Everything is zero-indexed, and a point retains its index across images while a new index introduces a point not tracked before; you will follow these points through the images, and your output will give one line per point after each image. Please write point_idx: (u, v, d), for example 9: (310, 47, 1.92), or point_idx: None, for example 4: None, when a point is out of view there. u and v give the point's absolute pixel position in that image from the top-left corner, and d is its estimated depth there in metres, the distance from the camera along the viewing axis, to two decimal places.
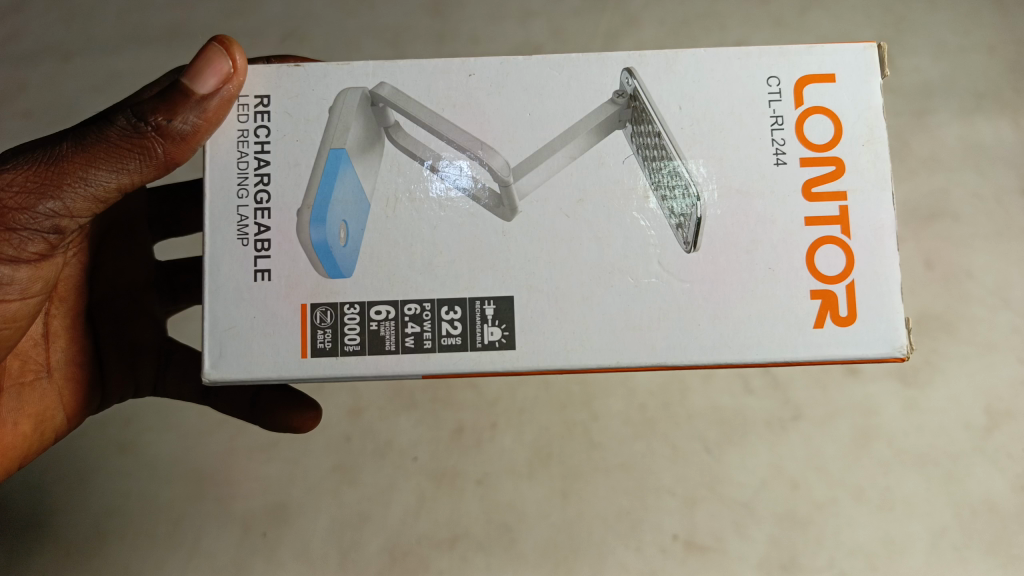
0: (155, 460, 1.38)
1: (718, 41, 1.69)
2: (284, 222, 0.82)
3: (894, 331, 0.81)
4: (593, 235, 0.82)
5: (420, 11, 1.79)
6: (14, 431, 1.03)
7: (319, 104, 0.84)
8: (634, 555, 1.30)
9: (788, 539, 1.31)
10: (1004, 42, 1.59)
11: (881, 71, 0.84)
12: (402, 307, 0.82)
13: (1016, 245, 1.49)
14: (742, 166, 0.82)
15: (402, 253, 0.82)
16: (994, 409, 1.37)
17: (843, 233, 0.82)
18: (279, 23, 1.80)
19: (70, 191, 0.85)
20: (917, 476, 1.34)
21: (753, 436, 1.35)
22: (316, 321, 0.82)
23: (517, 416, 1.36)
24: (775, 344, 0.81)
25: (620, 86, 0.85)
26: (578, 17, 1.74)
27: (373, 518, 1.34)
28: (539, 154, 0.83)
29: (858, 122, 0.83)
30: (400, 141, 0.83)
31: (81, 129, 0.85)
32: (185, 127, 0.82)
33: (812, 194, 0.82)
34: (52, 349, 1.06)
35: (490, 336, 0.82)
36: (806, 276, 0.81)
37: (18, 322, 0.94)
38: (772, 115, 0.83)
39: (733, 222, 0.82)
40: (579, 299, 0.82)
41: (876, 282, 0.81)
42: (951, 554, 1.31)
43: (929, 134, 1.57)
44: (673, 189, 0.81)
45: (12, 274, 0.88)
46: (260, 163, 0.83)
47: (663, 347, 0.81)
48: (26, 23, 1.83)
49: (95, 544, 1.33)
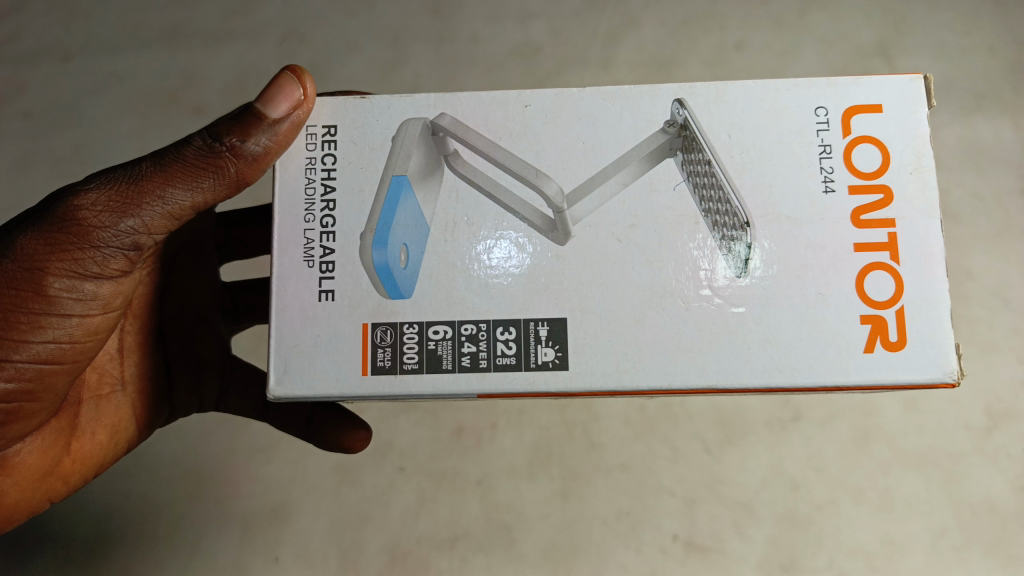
0: (155, 460, 1.39)
1: (719, 41, 1.70)
2: (347, 245, 0.83)
3: (943, 356, 0.80)
4: (647, 260, 0.83)
5: (421, 11, 1.79)
6: (92, 441, 1.05)
7: (383, 134, 0.86)
8: (635, 556, 1.30)
9: (789, 540, 1.31)
10: (1003, 43, 1.61)
11: (927, 102, 0.84)
12: (460, 327, 0.83)
13: (1015, 246, 1.50)
14: (792, 193, 0.83)
15: (459, 275, 0.83)
16: (994, 409, 1.38)
17: (892, 258, 0.81)
18: (281, 23, 1.80)
19: (148, 209, 0.88)
20: (917, 476, 1.35)
21: (754, 436, 1.36)
22: (377, 340, 0.83)
23: (517, 416, 1.37)
24: (826, 367, 0.80)
25: (671, 116, 0.86)
26: (579, 16, 1.75)
27: (373, 519, 1.34)
28: (593, 180, 0.84)
29: (904, 151, 0.83)
30: (459, 168, 0.87)
31: (160, 151, 0.88)
32: (257, 149, 0.85)
33: (860, 221, 0.82)
34: (126, 364, 1.08)
35: (544, 356, 0.82)
36: (856, 300, 0.81)
37: (100, 335, 0.94)
38: (821, 143, 0.84)
39: (783, 248, 0.82)
40: (633, 322, 0.82)
41: (925, 307, 0.81)
42: (951, 555, 1.31)
43: (930, 134, 1.58)
44: (722, 215, 0.82)
45: (95, 290, 0.90)
46: (326, 190, 0.85)
47: (715, 370, 0.81)
48: (27, 24, 1.83)
49: (94, 545, 1.32)
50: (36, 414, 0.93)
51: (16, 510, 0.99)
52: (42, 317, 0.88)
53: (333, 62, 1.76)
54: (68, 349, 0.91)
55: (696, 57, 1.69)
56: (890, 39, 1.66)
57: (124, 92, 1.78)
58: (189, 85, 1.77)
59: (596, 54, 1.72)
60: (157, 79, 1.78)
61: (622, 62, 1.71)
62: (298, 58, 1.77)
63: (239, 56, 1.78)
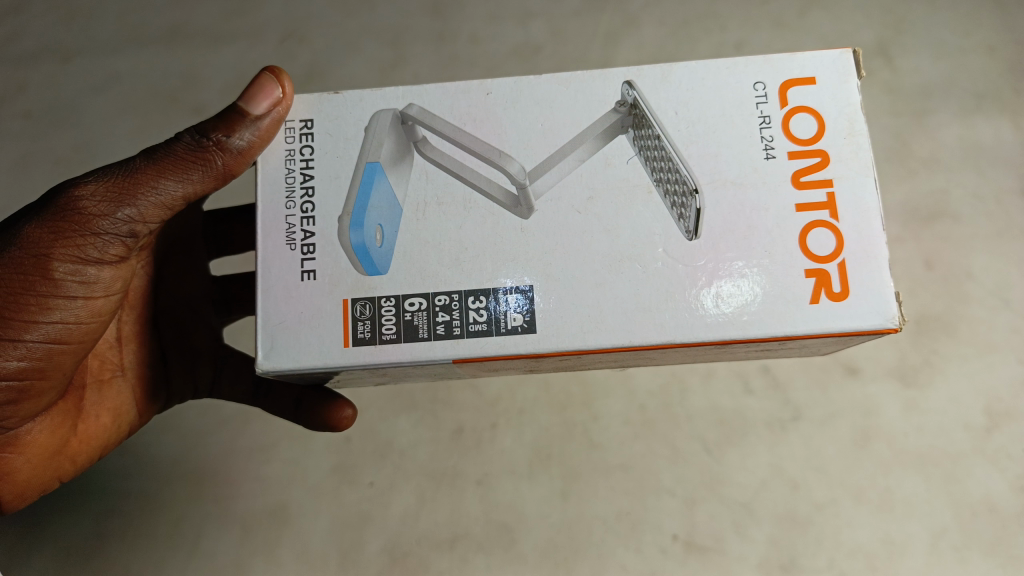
0: (155, 460, 1.38)
1: (719, 41, 1.70)
2: (327, 229, 0.87)
3: (885, 303, 0.83)
4: (604, 228, 0.86)
5: (422, 12, 1.79)
6: (97, 423, 1.09)
7: (356, 124, 0.90)
8: (635, 556, 1.30)
9: (788, 540, 1.31)
10: (1003, 43, 1.61)
11: (857, 73, 0.88)
12: (433, 298, 0.85)
13: (1016, 246, 1.50)
14: (735, 161, 0.86)
15: (431, 251, 0.86)
16: (994, 409, 1.37)
17: (832, 216, 0.85)
18: (282, 23, 1.81)
19: (143, 199, 0.91)
20: (917, 476, 1.34)
21: (754, 436, 1.36)
22: (356, 313, 0.85)
23: (517, 416, 1.37)
24: (775, 319, 0.84)
25: (621, 97, 0.90)
26: (579, 18, 1.75)
27: (373, 519, 1.34)
28: (553, 158, 0.87)
29: (838, 118, 0.87)
30: (429, 153, 0.89)
31: (153, 146, 0.92)
32: (242, 143, 0.89)
33: (801, 183, 0.86)
34: (126, 351, 1.12)
35: (513, 321, 0.85)
36: (800, 256, 0.84)
37: (104, 318, 0.98)
38: (761, 115, 0.88)
39: (730, 211, 0.85)
40: (593, 285, 0.85)
41: (865, 260, 0.84)
42: (952, 555, 1.31)
43: (929, 135, 1.59)
44: (673, 185, 0.85)
45: (97, 274, 0.94)
46: (305, 178, 0.88)
47: (671, 325, 0.84)
48: (30, 25, 1.84)
49: (96, 544, 1.33)
50: (45, 392, 0.97)
51: (29, 487, 1.04)
52: (49, 300, 0.91)
53: (332, 62, 1.76)
54: (74, 330, 0.94)
55: (696, 57, 1.70)
56: (889, 39, 1.66)
57: (125, 92, 1.78)
58: (189, 85, 1.77)
59: (596, 55, 1.72)
60: (158, 79, 1.78)
61: (622, 61, 1.71)
62: (298, 58, 1.77)
63: (240, 55, 1.78)
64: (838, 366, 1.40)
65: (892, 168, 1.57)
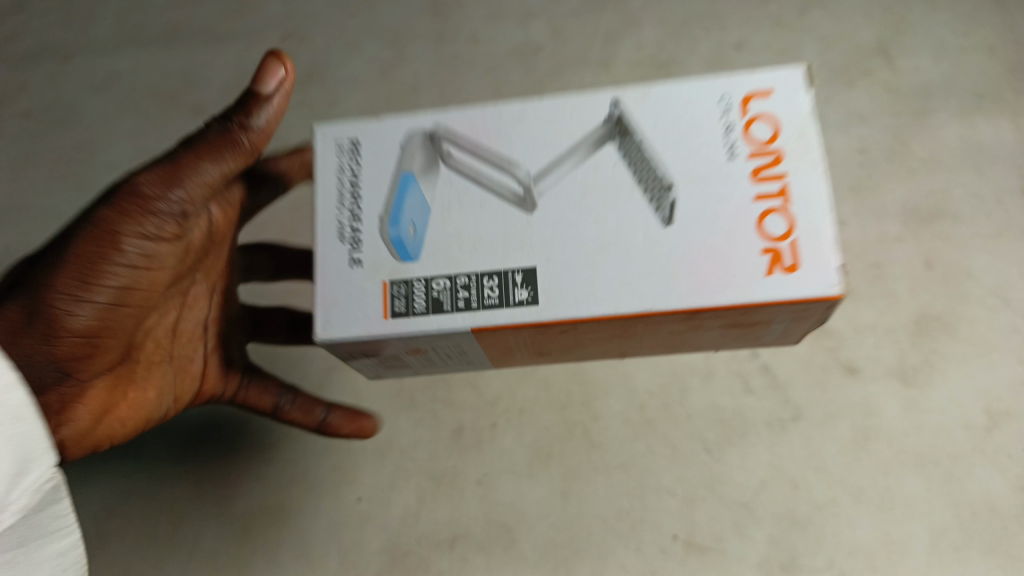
0: (155, 459, 1.39)
1: (719, 41, 1.71)
2: (372, 228, 0.97)
3: (829, 274, 0.89)
4: (591, 220, 0.94)
5: (421, 12, 1.81)
6: (145, 396, 1.19)
7: (393, 141, 1.00)
8: (635, 556, 1.29)
9: (788, 540, 1.30)
10: (1004, 42, 1.62)
11: (809, 89, 0.94)
12: (455, 278, 0.94)
13: (1017, 245, 1.49)
14: (701, 161, 0.94)
15: (453, 240, 0.95)
16: (994, 409, 1.37)
17: (782, 202, 0.92)
18: (283, 24, 1.81)
19: (189, 182, 1.06)
20: (917, 476, 1.34)
21: (753, 436, 1.36)
22: (394, 291, 0.95)
23: (517, 416, 1.37)
24: (738, 292, 0.90)
25: (608, 114, 0.97)
26: (579, 17, 1.77)
27: (373, 519, 1.33)
28: (555, 162, 0.96)
29: (789, 125, 0.93)
30: (453, 163, 0.98)
31: (190, 138, 1.08)
32: (261, 121, 1.09)
33: (757, 177, 0.93)
34: (177, 344, 1.25)
35: (519, 296, 0.93)
36: (756, 237, 0.91)
37: (156, 291, 1.12)
38: (724, 124, 0.95)
39: (697, 203, 0.93)
40: (584, 267, 0.93)
41: (814, 236, 0.90)
42: (953, 555, 1.29)
43: (930, 135, 1.59)
44: (653, 184, 0.94)
45: (153, 248, 1.06)
46: (355, 181, 0.99)
47: (649, 299, 0.91)
48: (33, 28, 1.85)
49: (96, 543, 1.34)
50: (105, 350, 1.08)
51: (84, 444, 1.11)
52: (104, 265, 1.01)
53: (333, 61, 1.77)
54: (125, 291, 1.05)
55: (696, 58, 1.71)
56: (889, 38, 1.68)
57: (125, 92, 1.78)
58: (190, 84, 1.77)
59: (596, 55, 1.74)
60: (158, 79, 1.78)
61: (622, 61, 1.72)
62: (299, 58, 1.78)
63: (240, 55, 1.78)
64: (837, 366, 1.41)
65: (893, 168, 1.57)
